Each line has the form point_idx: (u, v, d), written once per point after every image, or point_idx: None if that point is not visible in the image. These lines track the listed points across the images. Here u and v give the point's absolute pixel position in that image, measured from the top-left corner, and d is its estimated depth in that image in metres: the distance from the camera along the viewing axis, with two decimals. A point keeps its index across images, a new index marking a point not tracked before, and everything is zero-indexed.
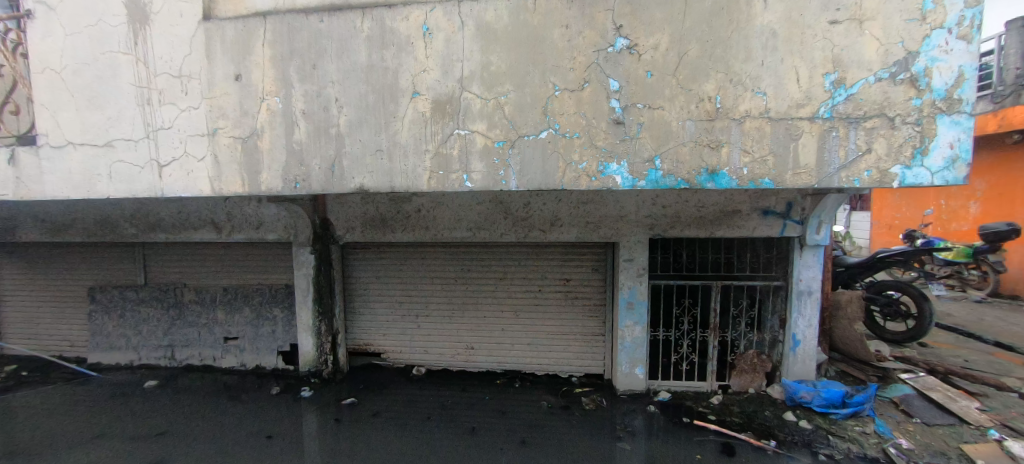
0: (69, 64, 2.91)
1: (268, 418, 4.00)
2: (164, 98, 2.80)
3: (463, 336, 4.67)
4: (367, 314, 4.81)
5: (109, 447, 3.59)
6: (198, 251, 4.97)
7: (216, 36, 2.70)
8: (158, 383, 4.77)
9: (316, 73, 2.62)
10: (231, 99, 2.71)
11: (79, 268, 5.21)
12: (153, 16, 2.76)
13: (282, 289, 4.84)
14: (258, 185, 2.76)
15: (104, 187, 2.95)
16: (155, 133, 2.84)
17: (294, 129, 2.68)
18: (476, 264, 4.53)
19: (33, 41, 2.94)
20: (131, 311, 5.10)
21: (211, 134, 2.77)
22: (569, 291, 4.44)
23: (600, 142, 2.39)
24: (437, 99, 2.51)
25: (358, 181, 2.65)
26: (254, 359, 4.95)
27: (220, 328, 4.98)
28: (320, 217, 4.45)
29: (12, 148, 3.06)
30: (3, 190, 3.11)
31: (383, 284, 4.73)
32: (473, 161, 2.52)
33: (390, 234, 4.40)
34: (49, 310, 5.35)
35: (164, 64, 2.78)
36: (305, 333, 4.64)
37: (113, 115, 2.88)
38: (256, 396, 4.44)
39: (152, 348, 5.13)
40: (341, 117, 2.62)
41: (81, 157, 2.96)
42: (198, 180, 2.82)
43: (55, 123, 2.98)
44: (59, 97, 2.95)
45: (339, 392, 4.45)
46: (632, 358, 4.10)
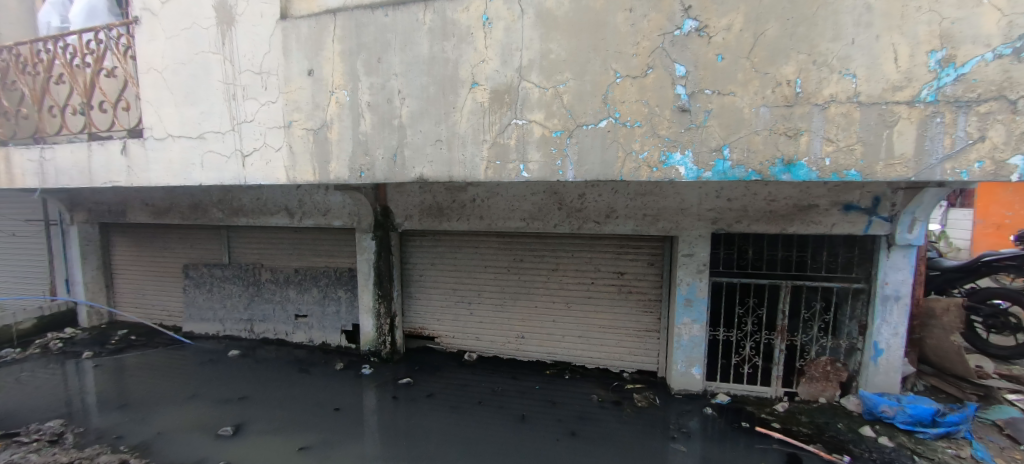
0: (169, 64, 3.24)
1: (333, 391, 4.31)
2: (247, 94, 3.05)
3: (514, 325, 4.73)
4: (423, 299, 5.00)
5: (200, 407, 4.04)
6: (274, 235, 5.41)
7: (292, 33, 2.88)
8: (240, 352, 5.29)
9: (381, 66, 2.73)
10: (305, 93, 2.90)
11: (176, 247, 5.87)
12: (238, 17, 3.00)
13: (346, 272, 5.15)
14: (327, 174, 2.93)
15: (198, 175, 3.28)
16: (239, 125, 3.10)
17: (361, 121, 2.81)
18: (528, 254, 4.55)
19: (141, 44, 3.32)
20: (218, 287, 5.67)
21: (286, 126, 2.98)
22: (623, 285, 4.33)
23: (663, 132, 2.28)
24: (496, 89, 2.52)
25: (417, 170, 2.74)
26: (321, 336, 5.33)
27: (292, 306, 5.41)
28: (381, 205, 4.66)
29: (124, 141, 3.50)
30: (118, 177, 3.57)
31: (438, 271, 4.89)
32: (530, 151, 2.51)
33: (446, 223, 4.54)
34: (152, 284, 6.09)
35: (247, 62, 3.02)
36: (366, 314, 4.91)
37: (204, 110, 3.18)
38: (322, 370, 4.78)
39: (235, 321, 5.68)
40: (404, 108, 2.71)
41: (178, 148, 3.31)
42: (276, 169, 3.05)
43: (158, 118, 3.34)
44: (162, 95, 3.31)
45: (397, 372, 4.68)
46: (688, 357, 3.94)
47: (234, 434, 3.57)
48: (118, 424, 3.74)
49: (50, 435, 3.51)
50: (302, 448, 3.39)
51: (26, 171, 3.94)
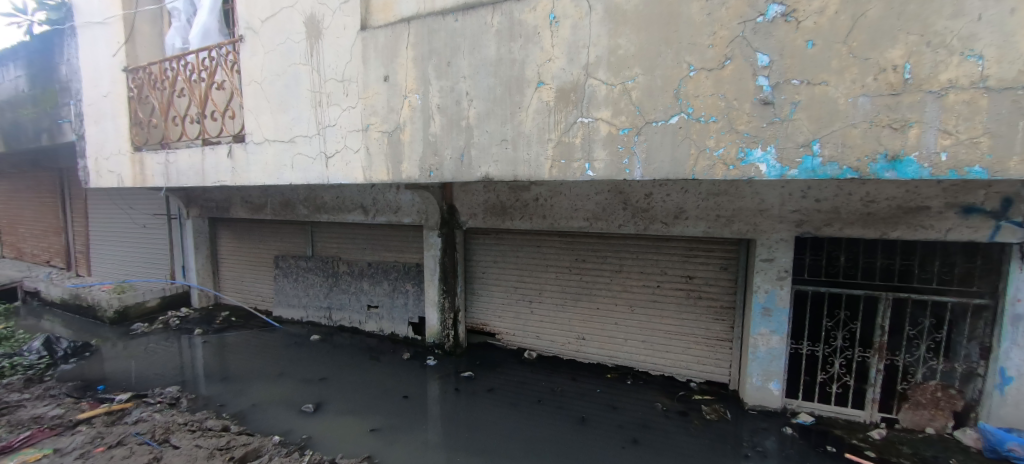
0: (266, 76, 3.63)
1: (400, 380, 4.55)
2: (331, 100, 3.31)
3: (575, 326, 4.68)
4: (486, 296, 5.11)
5: (287, 385, 4.46)
6: (350, 230, 5.84)
7: (370, 43, 3.09)
8: (320, 338, 5.77)
9: (450, 69, 2.83)
10: (381, 98, 3.10)
11: (269, 240, 6.53)
12: (324, 31, 3.28)
13: (413, 267, 5.42)
14: (399, 174, 3.11)
15: (288, 175, 3.63)
16: (324, 129, 3.38)
17: (431, 123, 2.94)
18: (591, 254, 4.48)
19: (244, 59, 3.74)
20: (302, 277, 6.24)
21: (364, 129, 3.20)
22: (691, 290, 4.12)
23: (742, 127, 2.14)
24: (562, 87, 2.51)
25: (483, 170, 2.80)
26: (390, 326, 5.65)
27: (365, 297, 5.79)
28: (447, 203, 4.84)
29: (230, 146, 3.97)
30: (225, 177, 4.06)
31: (500, 268, 4.98)
32: (596, 149, 2.46)
33: (509, 221, 4.60)
34: (249, 272, 6.84)
35: (331, 71, 3.29)
36: (431, 308, 5.12)
37: (294, 116, 3.51)
38: (391, 359, 5.07)
39: (316, 309, 6.21)
40: (471, 109, 2.79)
41: (273, 151, 3.69)
42: (354, 169, 3.29)
43: (257, 124, 3.75)
44: (260, 103, 3.70)
45: (459, 365, 4.84)
46: (765, 371, 3.64)
47: (314, 411, 3.90)
48: (221, 393, 4.25)
49: (169, 399, 4.08)
50: (372, 429, 3.63)
51: (154, 172, 4.61)
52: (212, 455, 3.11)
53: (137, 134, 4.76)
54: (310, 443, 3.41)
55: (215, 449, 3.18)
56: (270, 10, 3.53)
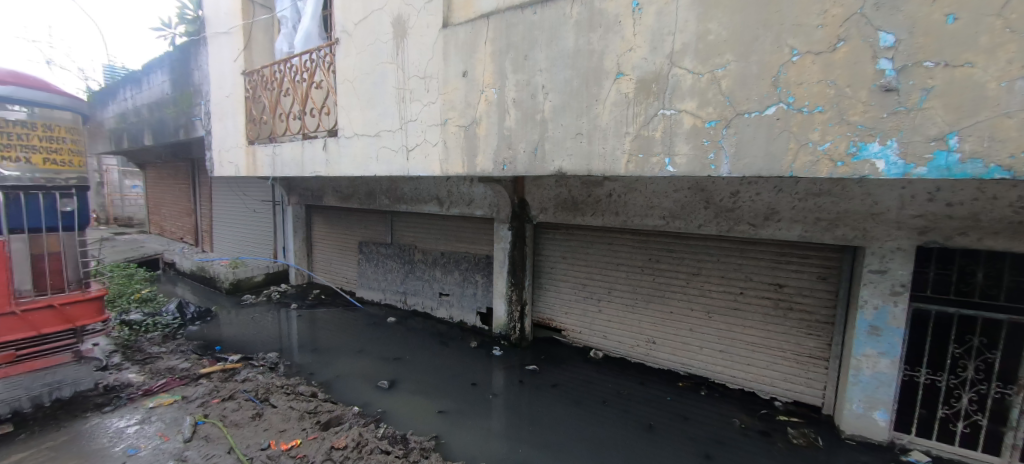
0: (358, 75, 3.91)
1: (467, 366, 4.71)
2: (414, 96, 3.49)
3: (645, 329, 4.49)
4: (553, 291, 5.09)
5: (366, 361, 4.83)
6: (426, 220, 6.14)
7: (451, 40, 3.19)
8: (396, 320, 6.16)
9: (527, 63, 2.83)
10: (459, 93, 3.19)
11: (355, 226, 7.09)
12: (410, 30, 3.45)
13: (483, 258, 5.55)
14: (474, 167, 3.17)
15: (374, 167, 3.89)
16: (406, 124, 3.56)
17: (506, 117, 2.97)
18: (666, 254, 4.26)
19: (339, 59, 4.07)
20: (382, 262, 6.69)
21: (443, 124, 3.32)
22: (781, 300, 3.75)
23: (855, 118, 1.88)
24: (643, 78, 2.39)
25: (557, 163, 2.77)
26: (460, 314, 5.86)
27: (438, 285, 6.06)
28: (519, 197, 4.87)
29: (325, 140, 4.35)
30: (320, 168, 4.46)
31: (569, 265, 4.92)
32: (678, 142, 2.32)
33: (580, 217, 4.53)
34: (337, 255, 7.49)
35: (414, 68, 3.46)
36: (499, 299, 5.21)
37: (380, 111, 3.75)
38: (459, 346, 5.26)
39: (393, 292, 6.63)
40: (547, 102, 2.77)
41: (361, 144, 3.98)
42: (432, 162, 3.42)
43: (348, 120, 4.06)
44: (351, 100, 4.01)
45: (524, 358, 4.88)
46: (869, 397, 3.20)
47: (388, 388, 4.18)
48: (311, 363, 4.72)
49: (270, 363, 4.61)
50: (440, 411, 3.79)
51: (263, 163, 5.21)
52: (303, 417, 3.45)
53: (251, 129, 5.40)
54: (385, 417, 3.65)
55: (306, 411, 3.53)
56: (362, 13, 3.80)
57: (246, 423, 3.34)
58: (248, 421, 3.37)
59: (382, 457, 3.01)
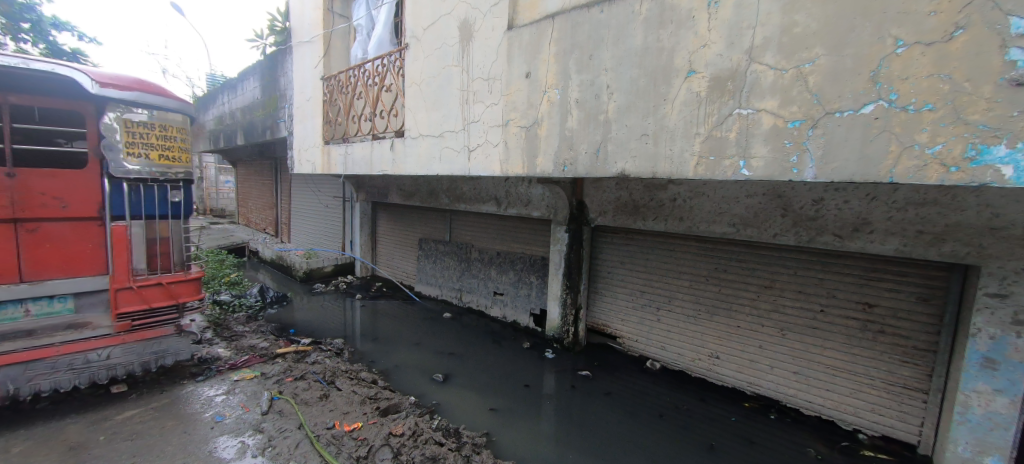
0: (425, 78, 4.06)
1: (519, 367, 4.72)
2: (477, 98, 3.56)
3: (708, 343, 4.23)
4: (610, 296, 4.96)
5: (422, 353, 5.01)
6: (484, 220, 6.24)
7: (516, 41, 3.22)
8: (451, 316, 6.32)
9: (592, 62, 2.78)
10: (522, 94, 3.20)
11: (416, 223, 7.39)
12: (476, 33, 3.53)
13: (539, 260, 5.54)
14: (534, 167, 3.16)
15: (436, 166, 4.01)
16: (469, 125, 3.64)
17: (569, 118, 2.93)
18: (734, 264, 3.99)
19: (409, 64, 4.25)
20: (440, 259, 6.90)
21: (504, 125, 3.35)
22: (869, 321, 3.37)
23: (974, 117, 1.66)
24: (717, 75, 2.26)
25: (619, 166, 2.69)
26: (513, 314, 5.89)
27: (493, 284, 6.14)
28: (577, 199, 4.81)
29: (393, 140, 4.57)
30: (387, 166, 4.69)
31: (627, 270, 4.77)
32: (756, 144, 2.16)
33: (640, 221, 4.37)
34: (399, 251, 7.84)
35: (479, 70, 3.53)
36: (553, 301, 5.15)
37: (445, 112, 3.86)
38: (511, 345, 5.29)
39: (449, 289, 6.81)
40: (611, 103, 2.70)
41: (426, 145, 4.12)
42: (492, 162, 3.46)
43: (414, 121, 4.24)
44: (418, 102, 4.17)
45: (576, 362, 4.80)
46: (980, 441, 2.75)
47: (443, 381, 4.30)
48: (372, 351, 4.98)
49: (336, 348, 4.93)
50: (492, 409, 3.84)
51: (337, 161, 5.57)
52: (364, 402, 3.65)
53: (327, 131, 5.80)
54: (438, 409, 3.76)
55: (366, 397, 3.72)
56: (431, 18, 3.94)
57: (314, 402, 3.59)
58: (316, 401, 3.62)
59: (436, 448, 3.09)
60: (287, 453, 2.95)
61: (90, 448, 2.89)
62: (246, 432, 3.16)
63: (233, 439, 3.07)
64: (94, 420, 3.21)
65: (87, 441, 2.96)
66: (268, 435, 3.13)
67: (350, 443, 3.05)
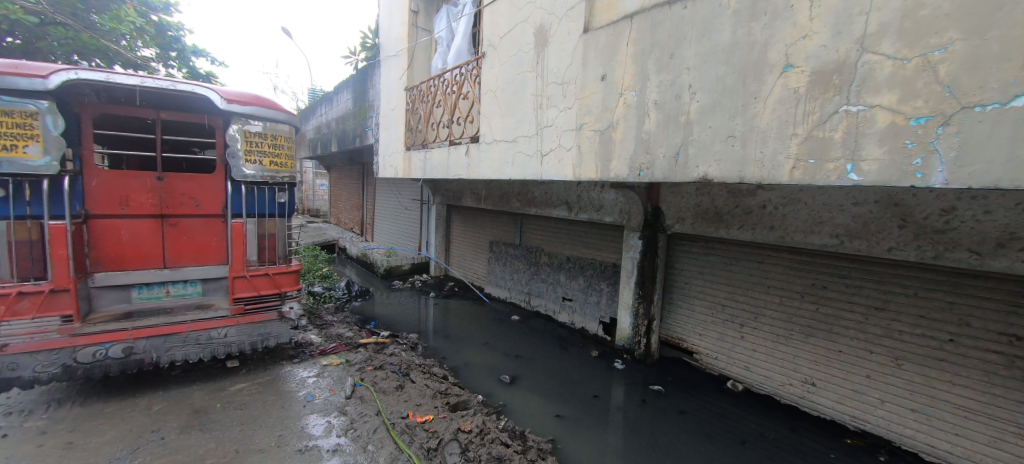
0: (500, 84, 4.16)
1: (586, 375, 4.62)
2: (551, 103, 3.56)
3: (802, 367, 3.81)
4: (686, 309, 4.67)
5: (490, 354, 5.11)
6: (555, 224, 6.23)
7: (592, 44, 3.18)
8: (519, 319, 6.38)
9: (673, 61, 2.66)
10: (597, 97, 3.15)
11: (487, 226, 7.58)
12: (551, 38, 3.54)
13: (610, 267, 5.39)
14: (608, 172, 3.08)
15: (509, 170, 4.07)
16: (542, 129, 3.66)
17: (646, 120, 2.82)
18: (836, 281, 3.56)
19: (485, 71, 4.38)
20: (510, 262, 6.99)
21: (578, 129, 3.31)
22: (1017, 357, 2.81)
23: None
24: (820, 68, 2.05)
25: (701, 170, 2.53)
26: (582, 321, 5.79)
27: (561, 289, 6.09)
28: (653, 205, 4.60)
29: (468, 146, 4.73)
30: (462, 171, 4.86)
31: (707, 281, 4.46)
32: (868, 144, 1.92)
33: (724, 229, 4.06)
34: (471, 252, 8.09)
35: (553, 75, 3.53)
36: (624, 310, 4.94)
37: (519, 118, 3.91)
38: (579, 353, 5.20)
39: (518, 292, 6.88)
40: (693, 103, 2.56)
41: (499, 150, 4.21)
42: (565, 166, 3.43)
43: (489, 127, 4.35)
44: (494, 109, 4.28)
45: (648, 376, 4.59)
46: None
47: (510, 383, 4.35)
48: (443, 348, 5.18)
49: (411, 342, 5.20)
50: (558, 416, 3.80)
51: (417, 166, 5.90)
52: (436, 396, 3.81)
53: (409, 137, 6.17)
54: (505, 410, 3.81)
55: (437, 392, 3.88)
56: (508, 26, 4.03)
57: (391, 392, 3.82)
58: (392, 390, 3.85)
59: (502, 448, 3.13)
60: (366, 436, 3.16)
61: (209, 413, 3.35)
62: (332, 413, 3.46)
63: (321, 418, 3.37)
64: (213, 390, 3.71)
65: (207, 407, 3.43)
66: (350, 418, 3.39)
67: (422, 434, 3.20)
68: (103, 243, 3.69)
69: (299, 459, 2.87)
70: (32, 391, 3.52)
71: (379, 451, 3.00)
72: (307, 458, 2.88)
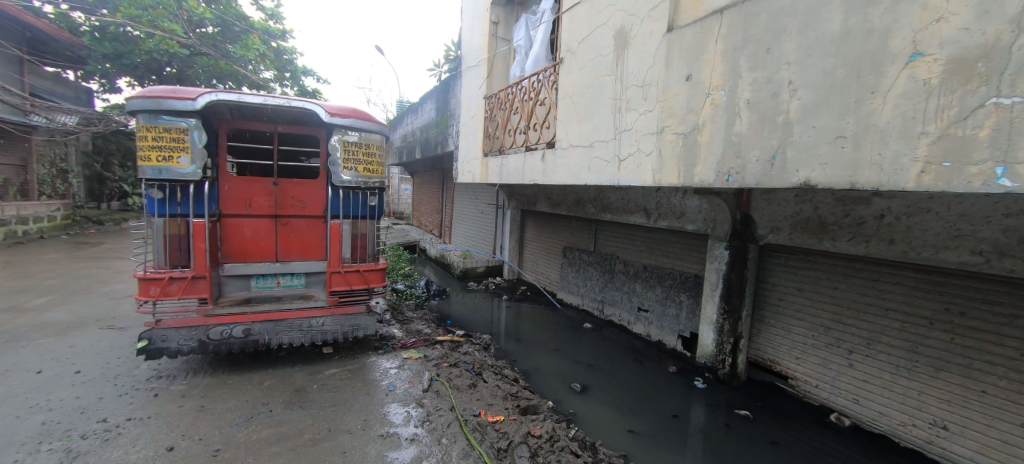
0: (578, 90, 4.14)
1: (663, 391, 4.38)
2: (631, 106, 3.46)
3: (929, 406, 3.26)
4: (782, 328, 4.23)
5: (561, 360, 5.06)
6: (632, 232, 6.01)
7: (676, 43, 3.04)
8: (592, 327, 6.24)
9: (770, 57, 2.45)
10: (681, 99, 2.99)
11: (561, 232, 7.55)
12: (632, 40, 3.45)
13: (691, 278, 5.07)
14: (692, 177, 2.91)
15: (584, 176, 4.03)
16: (621, 134, 3.56)
17: (736, 121, 2.63)
18: (977, 307, 3.01)
19: (563, 77, 4.38)
20: (583, 269, 6.88)
21: (659, 132, 3.17)
22: None
23: None
24: (959, 56, 1.77)
25: (802, 175, 2.30)
26: (659, 334, 5.51)
27: (637, 299, 5.86)
28: (742, 213, 4.24)
29: (544, 151, 4.77)
30: (537, 176, 4.91)
31: (806, 300, 4.01)
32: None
33: (828, 241, 3.63)
34: (544, 257, 8.11)
35: (633, 77, 3.43)
36: (706, 326, 4.60)
37: (596, 123, 3.86)
38: (655, 367, 4.95)
39: (591, 299, 6.74)
40: (794, 101, 2.33)
41: (575, 155, 4.18)
42: (644, 172, 3.30)
43: (565, 132, 4.34)
44: (570, 114, 4.26)
45: (733, 398, 4.22)
46: None
47: (581, 392, 4.28)
48: (515, 351, 5.25)
49: (484, 343, 5.34)
50: (631, 431, 3.65)
51: (493, 172, 6.07)
52: (507, 398, 3.87)
53: (486, 144, 6.37)
54: (575, 419, 3.75)
55: (508, 394, 3.94)
56: (587, 31, 4.01)
57: (464, 389, 3.95)
58: (466, 388, 3.98)
59: (572, 457, 3.09)
60: (441, 429, 3.30)
61: (307, 392, 3.73)
62: (410, 404, 3.67)
63: (401, 407, 3.59)
64: (311, 372, 4.14)
65: (306, 387, 3.83)
66: (427, 410, 3.56)
67: (493, 434, 3.26)
68: (230, 239, 4.32)
69: (381, 444, 3.08)
70: (175, 361, 4.19)
71: (452, 445, 3.11)
72: (388, 444, 3.09)
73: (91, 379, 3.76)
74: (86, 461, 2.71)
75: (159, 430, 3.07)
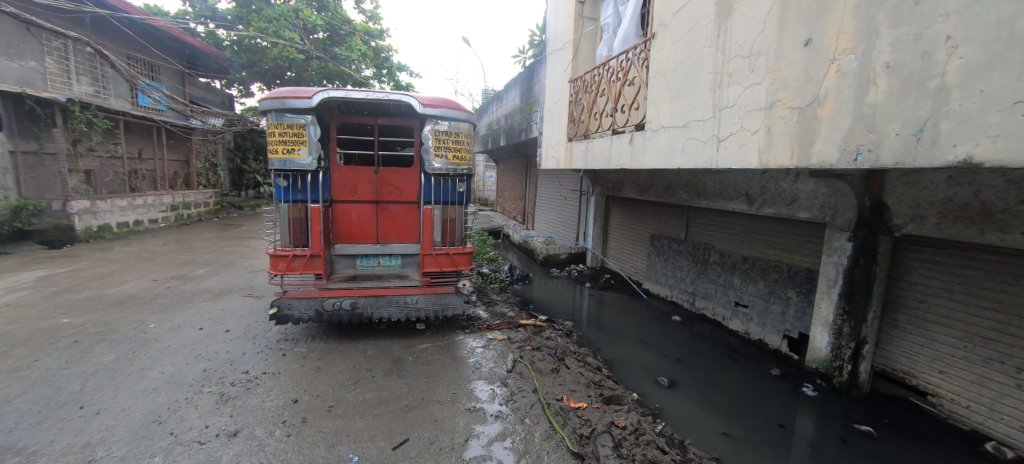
0: (671, 66, 3.85)
1: (763, 395, 4.01)
2: (733, 80, 3.13)
3: None
4: (921, 336, 3.59)
5: (647, 352, 4.87)
6: (731, 220, 5.51)
7: (792, 3, 2.66)
8: (681, 320, 5.90)
9: (919, 10, 2.05)
10: (797, 68, 2.63)
11: (649, 219, 7.19)
12: (737, 5, 3.10)
13: (802, 272, 4.53)
14: (809, 157, 2.57)
15: (677, 158, 3.76)
16: (720, 112, 3.25)
17: (869, 90, 2.25)
18: None
19: (654, 53, 4.11)
20: (673, 258, 6.49)
21: (768, 108, 2.84)
22: None
23: None
24: None
25: (961, 151, 1.93)
26: (759, 332, 5.03)
27: (735, 293, 5.39)
28: (872, 199, 3.63)
29: (632, 134, 4.55)
30: (624, 160, 4.70)
31: (958, 304, 3.36)
32: None
33: (994, 233, 2.97)
34: (629, 245, 7.81)
35: (738, 48, 3.10)
36: (820, 327, 4.07)
37: (691, 101, 3.57)
38: (754, 368, 4.54)
39: (681, 291, 6.36)
40: (953, 62, 1.95)
41: (667, 137, 3.92)
42: (748, 152, 2.98)
43: (656, 113, 4.07)
44: (662, 93, 3.99)
45: (852, 410, 3.72)
46: None
47: (669, 387, 4.08)
48: (598, 340, 5.17)
49: (567, 329, 5.34)
50: (725, 434, 3.40)
51: (578, 157, 5.94)
52: (590, 385, 3.84)
53: (571, 129, 6.25)
54: (662, 414, 3.61)
55: (591, 382, 3.90)
56: (684, 1, 3.69)
57: (547, 373, 4.00)
58: (549, 372, 4.03)
59: (658, 453, 2.97)
60: (525, 409, 3.39)
61: (404, 363, 4.08)
62: (495, 382, 3.82)
63: (486, 385, 3.75)
64: (407, 345, 4.50)
65: (403, 358, 4.19)
66: (511, 390, 3.68)
67: (575, 419, 3.27)
68: (339, 222, 4.83)
69: (469, 417, 3.26)
70: (297, 327, 4.84)
71: (535, 425, 3.19)
72: (474, 417, 3.25)
73: (236, 337, 4.50)
74: (234, 403, 3.27)
75: (288, 384, 3.60)
